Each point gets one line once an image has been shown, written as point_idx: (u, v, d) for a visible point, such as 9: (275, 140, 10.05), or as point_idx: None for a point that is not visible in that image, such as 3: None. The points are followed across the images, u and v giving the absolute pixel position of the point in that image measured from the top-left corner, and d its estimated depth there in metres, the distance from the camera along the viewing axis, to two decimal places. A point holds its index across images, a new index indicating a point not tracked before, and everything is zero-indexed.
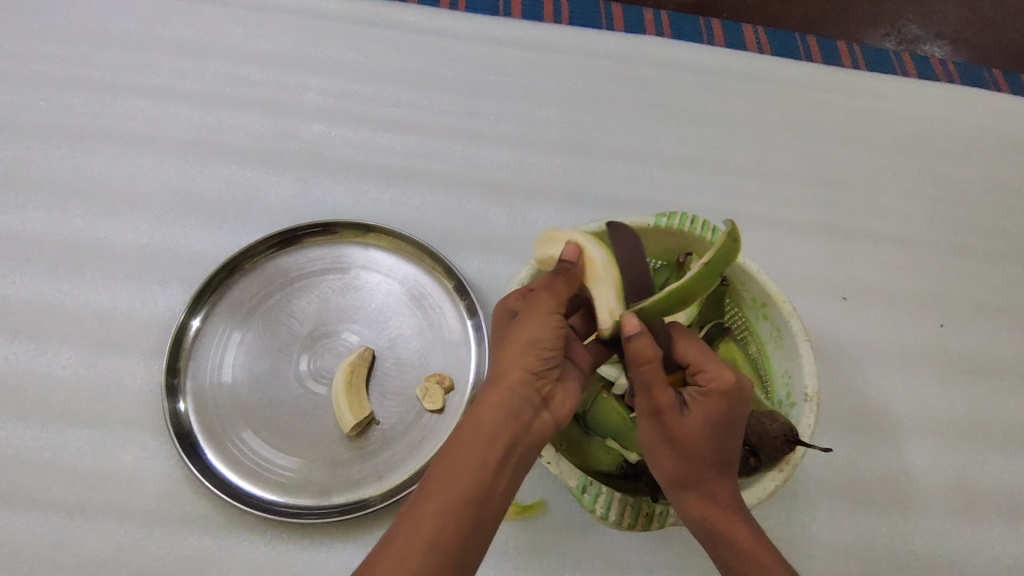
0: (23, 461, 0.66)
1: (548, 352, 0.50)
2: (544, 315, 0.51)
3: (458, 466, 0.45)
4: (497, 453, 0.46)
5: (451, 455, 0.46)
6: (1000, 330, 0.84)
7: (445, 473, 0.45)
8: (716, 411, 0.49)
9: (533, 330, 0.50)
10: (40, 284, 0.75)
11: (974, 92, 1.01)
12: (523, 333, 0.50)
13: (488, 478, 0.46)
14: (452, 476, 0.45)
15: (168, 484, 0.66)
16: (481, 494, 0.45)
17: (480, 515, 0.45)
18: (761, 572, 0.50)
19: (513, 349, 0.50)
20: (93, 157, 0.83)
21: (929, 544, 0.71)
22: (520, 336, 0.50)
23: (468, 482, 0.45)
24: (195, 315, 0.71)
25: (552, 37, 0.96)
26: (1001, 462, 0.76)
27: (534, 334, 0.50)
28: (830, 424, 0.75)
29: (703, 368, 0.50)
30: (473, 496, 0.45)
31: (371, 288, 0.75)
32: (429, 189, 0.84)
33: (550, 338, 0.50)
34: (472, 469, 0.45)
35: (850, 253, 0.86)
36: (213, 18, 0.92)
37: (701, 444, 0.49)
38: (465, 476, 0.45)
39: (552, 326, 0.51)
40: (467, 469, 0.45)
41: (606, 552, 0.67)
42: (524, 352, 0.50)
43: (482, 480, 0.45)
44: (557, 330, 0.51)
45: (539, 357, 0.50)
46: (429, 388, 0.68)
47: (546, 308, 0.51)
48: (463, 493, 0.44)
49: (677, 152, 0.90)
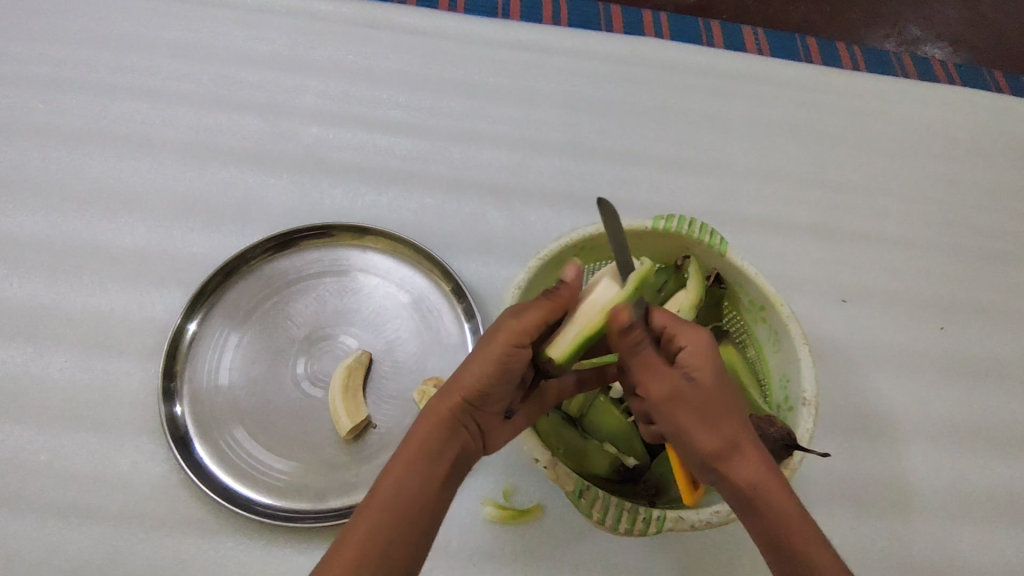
0: (20, 463, 0.66)
1: (498, 382, 0.50)
2: (498, 346, 0.50)
3: (400, 483, 0.47)
4: (434, 474, 0.48)
5: (396, 467, 0.47)
6: (1000, 332, 0.84)
7: (389, 484, 0.47)
8: (706, 370, 0.49)
9: (487, 359, 0.50)
10: (37, 286, 0.75)
11: (975, 93, 1.01)
12: (475, 358, 0.51)
13: (431, 497, 0.47)
14: (397, 493, 0.46)
15: (164, 488, 0.66)
16: (422, 507, 0.46)
17: (423, 527, 0.46)
18: (809, 547, 0.45)
19: (471, 371, 0.50)
20: (91, 159, 0.83)
21: (929, 549, 0.70)
22: (473, 360, 0.51)
23: (411, 500, 0.46)
24: (192, 319, 0.71)
25: (552, 38, 0.96)
26: (1001, 465, 0.76)
27: (488, 365, 0.50)
28: (830, 427, 0.75)
29: (676, 334, 0.51)
30: (414, 511, 0.46)
31: (369, 291, 0.75)
32: (427, 191, 0.83)
33: (499, 373, 0.50)
34: (416, 489, 0.47)
35: (850, 256, 0.85)
36: (211, 20, 0.92)
37: (705, 398, 0.48)
38: (409, 492, 0.46)
39: (506, 357, 0.50)
40: (410, 484, 0.47)
41: (605, 557, 0.66)
42: (473, 377, 0.50)
43: (424, 495, 0.47)
44: (511, 363, 0.50)
45: (485, 383, 0.50)
46: (426, 392, 0.68)
47: (506, 338, 0.50)
48: (404, 504, 0.46)
49: (676, 153, 0.89)
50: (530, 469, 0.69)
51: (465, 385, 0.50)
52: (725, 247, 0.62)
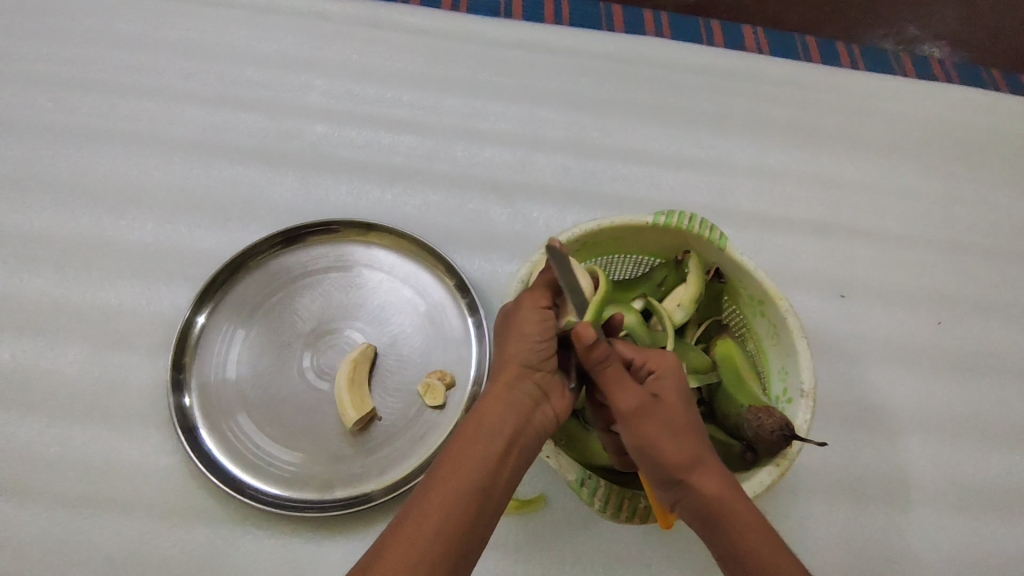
0: (31, 455, 0.67)
1: (542, 346, 0.53)
2: (532, 311, 0.54)
3: (465, 458, 0.47)
4: (497, 448, 0.49)
5: (461, 444, 0.48)
6: (997, 328, 0.85)
7: (456, 459, 0.47)
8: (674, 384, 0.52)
9: (526, 326, 0.53)
10: (47, 282, 0.76)
11: (974, 92, 1.02)
12: (514, 331, 0.54)
13: (493, 471, 0.48)
14: (463, 468, 0.47)
15: (173, 478, 0.67)
16: (489, 481, 0.47)
17: (490, 501, 0.47)
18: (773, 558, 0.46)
19: (513, 341, 0.53)
20: (99, 156, 0.84)
21: (926, 541, 0.71)
22: (512, 334, 0.54)
23: (472, 475, 0.47)
24: (201, 312, 0.72)
25: (554, 37, 0.97)
26: (997, 459, 0.77)
27: (528, 328, 0.53)
28: (828, 420, 0.76)
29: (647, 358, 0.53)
30: (483, 483, 0.47)
31: (374, 286, 0.76)
32: (431, 188, 0.84)
33: (541, 332, 0.53)
34: (476, 464, 0.47)
35: (849, 252, 0.86)
36: (218, 20, 0.93)
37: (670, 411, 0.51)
38: (470, 468, 0.47)
39: (545, 320, 0.53)
40: (476, 458, 0.48)
41: (606, 547, 0.67)
42: (522, 348, 0.53)
43: (489, 468, 0.47)
44: (549, 324, 0.54)
45: (533, 352, 0.53)
46: (431, 384, 0.69)
47: (536, 303, 0.54)
48: (473, 477, 0.47)
49: (676, 151, 0.90)
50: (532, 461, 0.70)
51: (517, 357, 0.53)
52: (724, 242, 0.63)
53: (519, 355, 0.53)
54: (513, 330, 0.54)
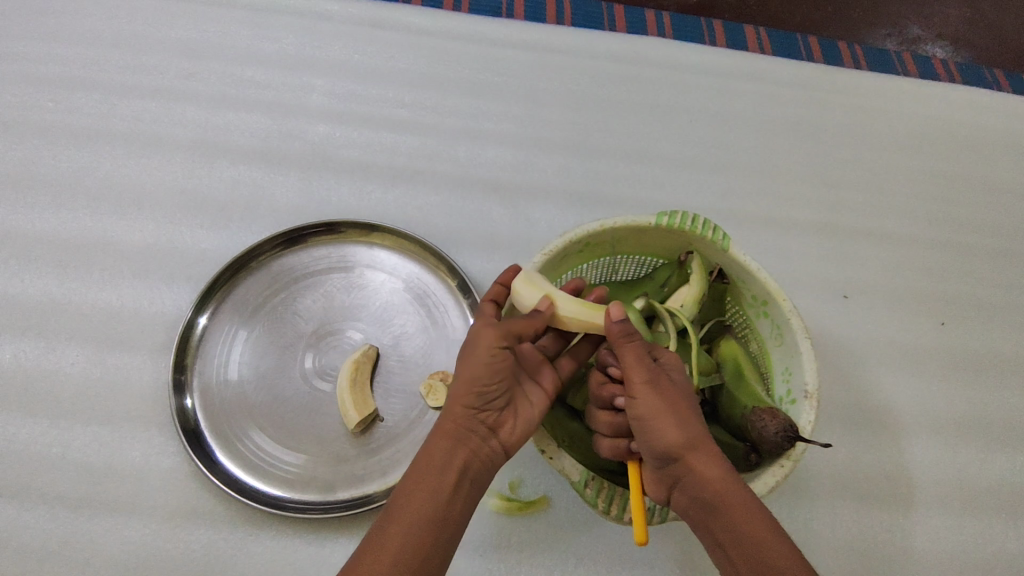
0: (33, 456, 0.67)
1: (490, 385, 0.51)
2: (480, 352, 0.51)
3: (413, 496, 0.48)
4: (445, 484, 0.49)
5: (409, 481, 0.49)
6: (1000, 328, 0.85)
7: (404, 497, 0.48)
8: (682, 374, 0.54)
9: (472, 367, 0.51)
10: (48, 283, 0.76)
11: (976, 92, 1.01)
12: (461, 370, 0.52)
13: (442, 504, 0.48)
14: (414, 505, 0.48)
15: (174, 479, 0.67)
16: (439, 514, 0.48)
17: (442, 533, 0.47)
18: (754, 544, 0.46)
19: (459, 378, 0.52)
20: (101, 156, 0.84)
21: (929, 542, 0.71)
22: (461, 375, 0.51)
23: (420, 511, 0.47)
24: (203, 312, 0.72)
25: (555, 37, 0.97)
26: (1001, 460, 0.77)
27: (473, 370, 0.51)
28: (831, 420, 0.75)
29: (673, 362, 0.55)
30: (432, 517, 0.47)
31: (376, 287, 0.76)
32: (433, 188, 0.84)
33: (488, 373, 0.51)
34: (425, 498, 0.48)
35: (852, 252, 0.86)
36: (219, 20, 0.93)
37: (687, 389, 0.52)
38: (419, 502, 0.48)
39: (492, 360, 0.51)
40: (423, 495, 0.48)
41: (609, 548, 0.67)
42: (467, 388, 0.51)
43: (438, 502, 0.48)
44: (497, 365, 0.51)
45: (481, 392, 0.51)
46: (433, 385, 0.69)
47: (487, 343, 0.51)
48: (420, 513, 0.47)
49: (678, 151, 0.90)
50: (536, 462, 0.69)
51: (462, 399, 0.51)
52: (727, 243, 0.62)
53: (463, 397, 0.51)
54: (461, 366, 0.52)
